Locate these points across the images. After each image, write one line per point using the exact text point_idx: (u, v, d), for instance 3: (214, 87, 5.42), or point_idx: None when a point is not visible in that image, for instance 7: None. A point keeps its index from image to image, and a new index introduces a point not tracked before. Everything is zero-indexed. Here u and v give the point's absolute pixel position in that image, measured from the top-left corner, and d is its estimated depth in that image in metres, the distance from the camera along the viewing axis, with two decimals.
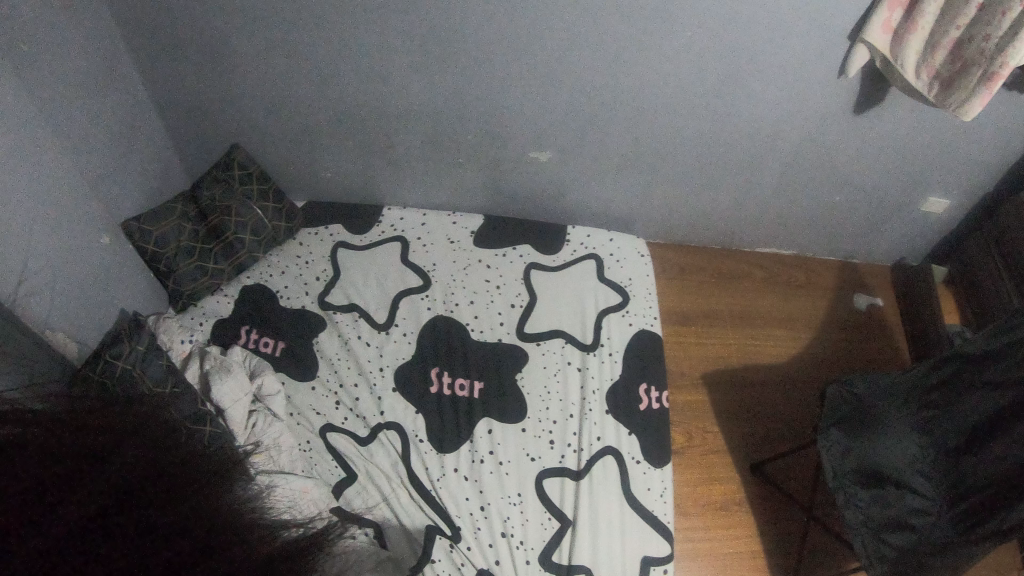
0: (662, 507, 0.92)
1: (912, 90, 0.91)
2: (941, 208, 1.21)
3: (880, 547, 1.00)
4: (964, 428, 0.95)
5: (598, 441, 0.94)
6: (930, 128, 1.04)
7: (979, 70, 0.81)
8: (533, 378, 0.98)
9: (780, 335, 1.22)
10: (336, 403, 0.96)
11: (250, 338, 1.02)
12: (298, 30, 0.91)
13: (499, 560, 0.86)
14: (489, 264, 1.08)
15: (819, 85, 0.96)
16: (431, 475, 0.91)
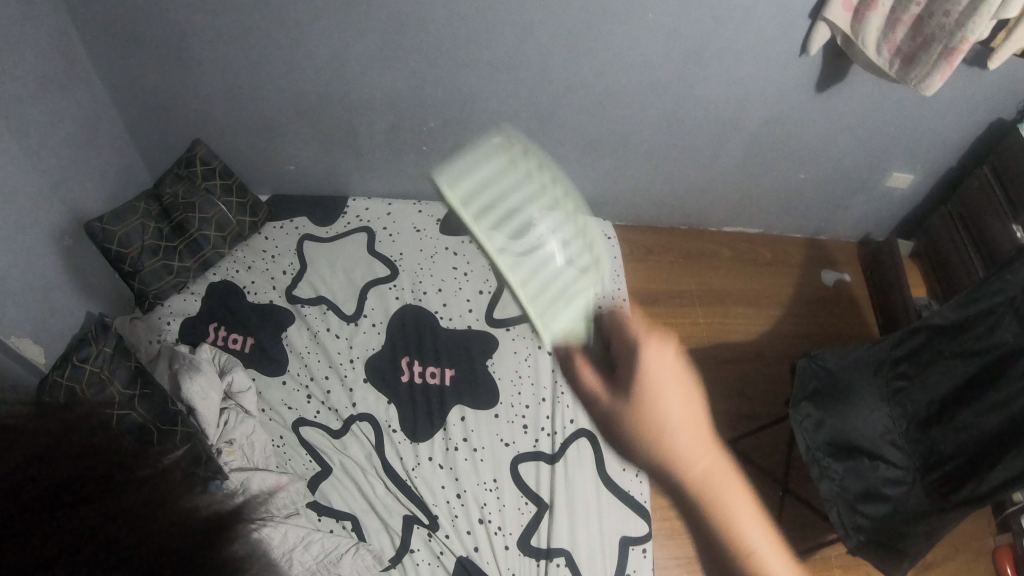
0: (638, 486, 0.92)
1: (875, 68, 0.95)
2: (906, 182, 1.24)
3: (856, 518, 1.03)
4: (933, 398, 1.00)
5: (571, 424, 0.94)
6: (891, 104, 1.06)
7: (940, 45, 0.85)
8: (504, 363, 0.98)
9: (748, 313, 1.24)
10: (307, 397, 0.95)
11: (218, 335, 1.00)
12: (254, 19, 0.89)
13: (478, 546, 0.86)
14: (456, 252, 1.07)
15: (782, 63, 0.97)
16: (406, 465, 0.90)
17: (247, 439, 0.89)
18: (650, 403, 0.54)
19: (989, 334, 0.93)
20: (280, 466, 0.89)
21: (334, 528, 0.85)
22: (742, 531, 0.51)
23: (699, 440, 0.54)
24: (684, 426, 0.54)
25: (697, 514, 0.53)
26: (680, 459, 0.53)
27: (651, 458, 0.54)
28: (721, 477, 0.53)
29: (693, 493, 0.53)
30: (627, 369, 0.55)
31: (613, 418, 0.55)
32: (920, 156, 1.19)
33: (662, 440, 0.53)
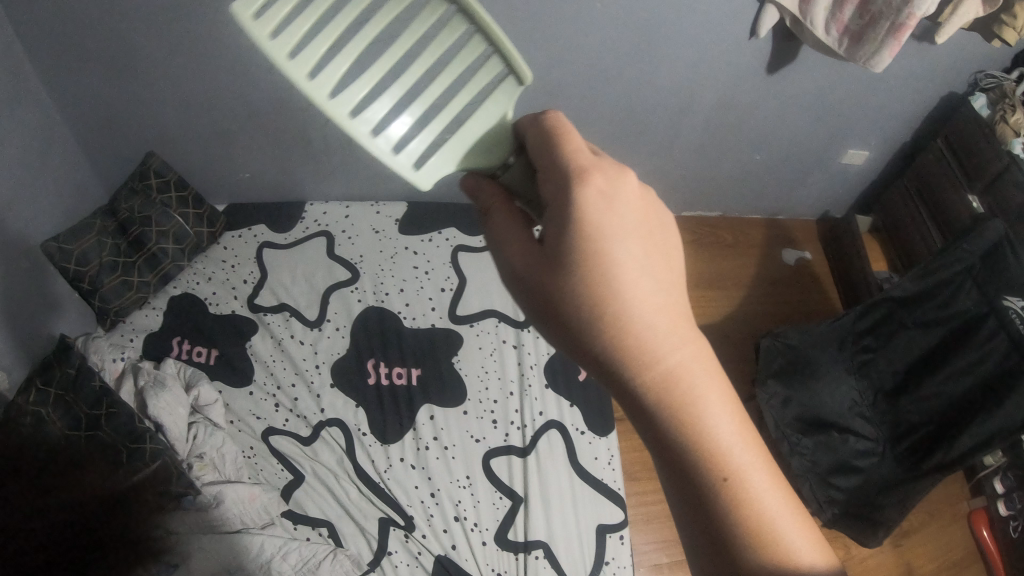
0: (611, 474, 0.92)
1: (824, 48, 0.95)
2: (862, 159, 1.26)
3: (829, 491, 1.05)
4: (897, 367, 1.04)
5: (540, 416, 0.94)
6: (842, 83, 1.07)
7: (888, 22, 0.87)
8: (469, 359, 0.97)
9: (712, 296, 1.26)
10: (275, 405, 0.94)
11: (182, 349, 0.99)
12: (195, 27, 0.87)
13: (456, 544, 0.86)
14: (416, 251, 1.07)
15: (734, 45, 0.97)
16: (378, 467, 0.89)
17: (218, 452, 0.87)
18: (600, 262, 0.45)
19: (948, 305, 0.97)
20: (252, 478, 0.88)
21: (310, 536, 0.84)
22: (703, 420, 0.44)
23: (658, 308, 0.46)
24: (639, 291, 0.45)
25: (645, 394, 0.46)
26: (633, 333, 0.45)
27: (597, 330, 0.46)
28: (680, 355, 0.45)
29: (644, 372, 0.45)
30: (567, 221, 0.45)
31: (550, 282, 0.47)
32: (874, 132, 1.21)
33: (609, 308, 0.45)
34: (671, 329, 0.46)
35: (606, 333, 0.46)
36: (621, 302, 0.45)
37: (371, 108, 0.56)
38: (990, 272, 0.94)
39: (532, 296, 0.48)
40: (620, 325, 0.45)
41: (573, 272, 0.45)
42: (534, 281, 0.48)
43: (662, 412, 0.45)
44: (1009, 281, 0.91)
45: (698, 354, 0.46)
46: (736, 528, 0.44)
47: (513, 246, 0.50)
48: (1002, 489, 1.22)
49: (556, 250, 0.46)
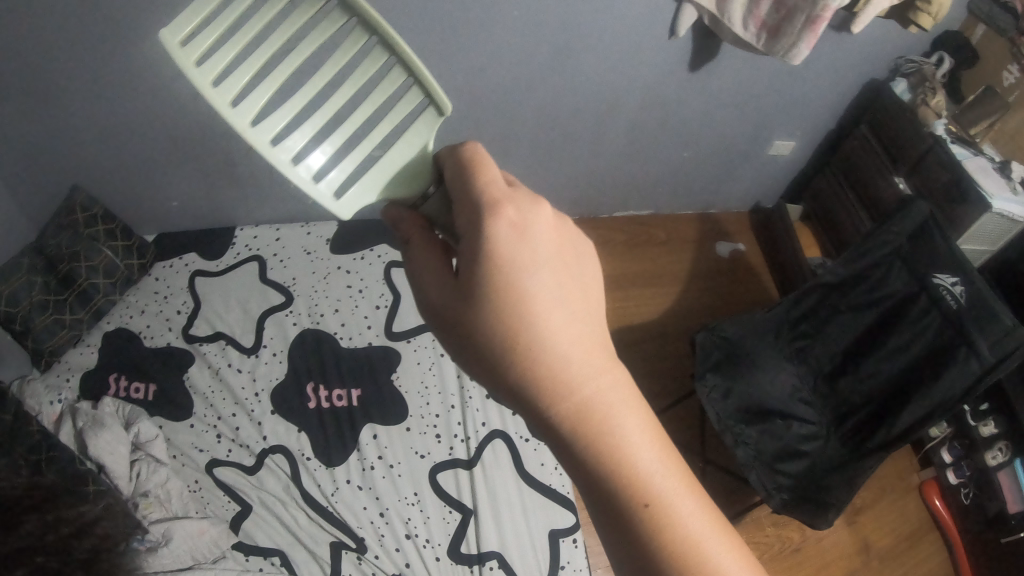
0: (559, 478, 0.93)
1: (746, 44, 0.98)
2: (788, 149, 1.30)
3: (778, 477, 1.04)
4: (834, 350, 1.08)
5: (484, 427, 0.94)
6: (761, 76, 1.11)
7: (803, 15, 0.89)
8: (409, 375, 0.97)
9: (652, 293, 1.28)
10: (216, 437, 0.92)
11: (120, 386, 0.96)
12: (105, 58, 0.85)
13: (409, 562, 0.85)
14: (349, 270, 1.06)
15: (654, 44, 0.99)
16: (325, 491, 0.88)
17: (163, 488, 0.85)
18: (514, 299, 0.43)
19: (879, 286, 1.03)
20: (199, 512, 0.86)
21: (262, 566, 0.83)
22: (625, 451, 0.45)
23: (576, 340, 0.45)
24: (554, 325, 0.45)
25: (568, 429, 0.45)
26: (552, 369, 0.44)
27: (517, 366, 0.44)
28: (601, 386, 0.45)
29: (567, 407, 0.45)
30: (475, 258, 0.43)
31: (466, 319, 0.45)
32: (799, 122, 1.24)
33: (527, 343, 0.44)
34: (591, 361, 0.45)
35: (526, 369, 0.44)
36: (539, 337, 0.44)
37: (284, 137, 0.52)
38: (915, 250, 0.98)
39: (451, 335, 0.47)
40: (540, 362, 0.44)
41: (488, 309, 0.44)
42: (451, 319, 0.46)
43: (586, 446, 0.45)
44: (935, 256, 0.95)
45: (619, 383, 0.46)
46: (657, 556, 0.45)
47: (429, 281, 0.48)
48: (950, 458, 1.27)
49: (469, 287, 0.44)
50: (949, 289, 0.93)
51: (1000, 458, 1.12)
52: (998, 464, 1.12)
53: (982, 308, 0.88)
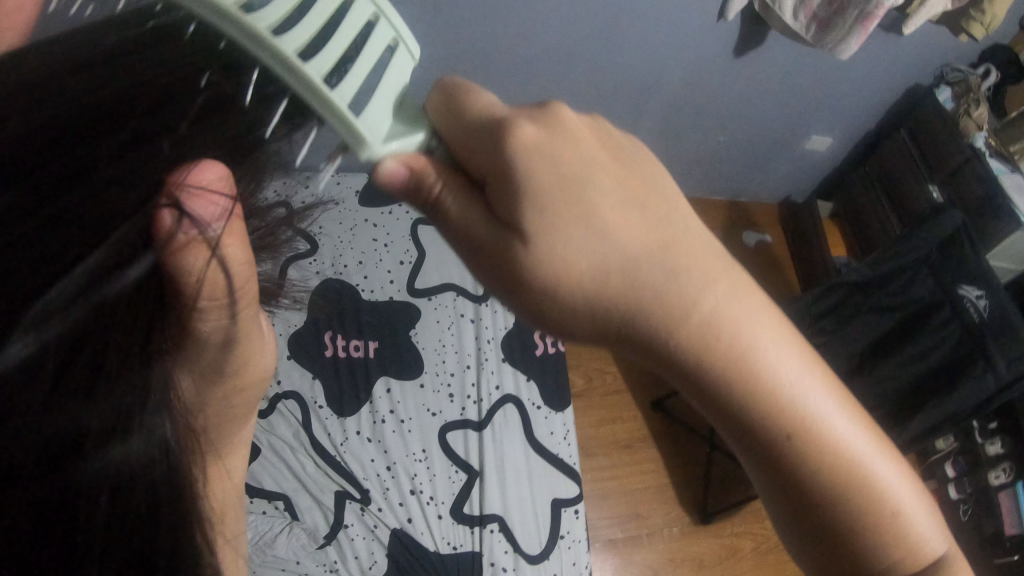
0: (566, 449, 0.96)
1: (792, 34, 0.98)
2: (824, 145, 1.30)
3: None
4: (852, 351, 1.11)
5: (497, 390, 0.96)
6: (807, 69, 1.09)
7: (856, 11, 0.91)
8: (427, 332, 0.98)
9: None
10: (290, 431, 0.89)
11: (338, 344, 0.94)
12: None
13: (411, 517, 0.88)
14: (376, 223, 1.03)
15: (701, 28, 0.98)
16: (334, 440, 0.89)
17: (275, 481, 0.86)
18: (660, 203, 0.34)
19: (904, 290, 1.08)
20: (281, 483, 0.86)
21: (267, 510, 0.83)
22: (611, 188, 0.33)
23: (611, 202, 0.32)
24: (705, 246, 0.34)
25: (802, 464, 0.35)
26: (786, 387, 0.34)
27: (634, 298, 0.32)
28: (919, 512, 0.37)
29: (817, 455, 0.35)
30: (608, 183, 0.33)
31: (530, 188, 0.31)
32: (838, 120, 1.24)
33: (705, 268, 0.33)
34: (835, 396, 0.36)
35: (602, 263, 0.32)
36: (630, 237, 0.32)
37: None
38: (944, 261, 1.05)
39: (506, 257, 0.32)
40: (784, 372, 0.34)
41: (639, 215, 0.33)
42: (529, 190, 0.31)
43: (902, 547, 0.36)
44: (965, 268, 1.02)
45: (925, 506, 0.38)
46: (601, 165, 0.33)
47: (552, 158, 0.31)
48: (954, 473, 1.28)
49: (553, 166, 0.31)
50: (973, 300, 0.99)
51: (1003, 478, 1.15)
52: (1001, 484, 1.15)
53: (1002, 319, 0.94)
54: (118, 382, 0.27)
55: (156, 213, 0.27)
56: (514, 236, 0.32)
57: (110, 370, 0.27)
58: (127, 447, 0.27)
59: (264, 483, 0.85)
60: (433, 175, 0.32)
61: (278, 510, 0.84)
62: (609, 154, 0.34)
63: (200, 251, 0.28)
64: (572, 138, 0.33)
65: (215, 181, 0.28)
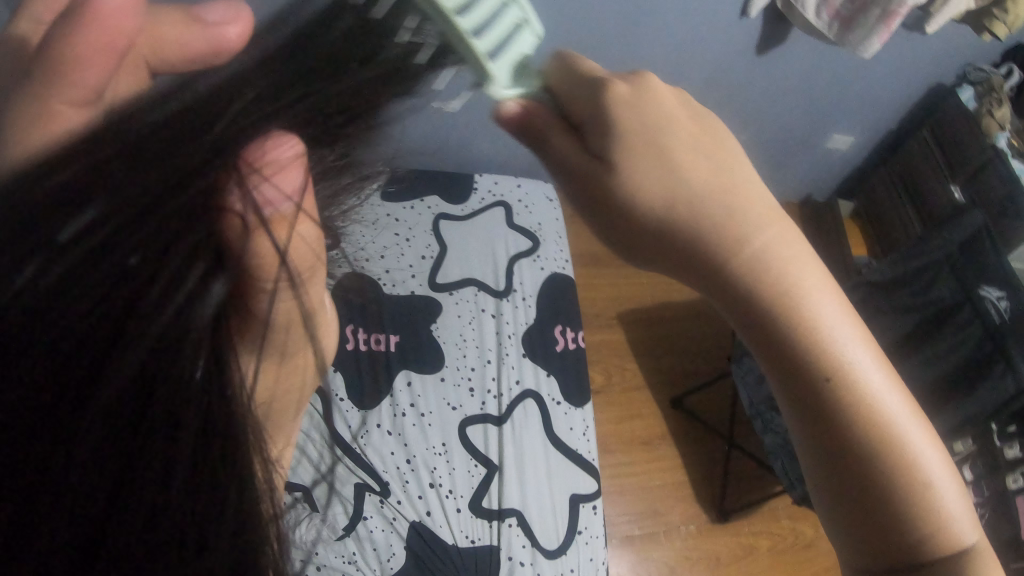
0: (585, 444, 0.96)
1: (813, 32, 0.98)
2: (845, 144, 1.30)
3: (800, 469, 0.92)
4: None
5: (517, 385, 0.96)
6: (829, 68, 1.09)
7: (878, 9, 0.91)
8: (448, 327, 0.99)
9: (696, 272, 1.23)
10: (311, 424, 0.89)
11: (360, 338, 0.95)
12: None
13: (430, 510, 0.88)
14: (397, 217, 1.03)
15: (723, 24, 0.97)
16: (355, 433, 0.90)
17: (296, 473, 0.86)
18: (732, 156, 0.38)
19: (927, 290, 1.08)
20: (302, 476, 0.86)
21: (286, 501, 0.84)
22: (694, 142, 0.37)
23: (693, 151, 0.36)
24: (767, 208, 0.37)
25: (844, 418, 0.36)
26: (829, 325, 0.36)
27: (694, 225, 0.36)
28: (952, 492, 0.37)
29: (854, 402, 0.36)
30: (691, 137, 0.37)
31: (621, 128, 0.36)
32: (859, 120, 1.24)
33: (765, 222, 0.36)
34: (882, 364, 0.37)
35: (673, 195, 0.36)
36: (703, 179, 0.36)
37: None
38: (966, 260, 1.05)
39: (588, 180, 0.37)
40: (836, 322, 0.36)
41: (710, 165, 0.36)
42: (616, 127, 0.36)
43: (931, 521, 0.36)
44: (985, 271, 1.01)
45: (955, 489, 0.38)
46: (690, 126, 0.37)
47: (639, 106, 0.36)
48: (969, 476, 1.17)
49: (638, 111, 0.36)
50: (994, 302, 0.98)
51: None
52: (1018, 489, 1.05)
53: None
54: (177, 335, 0.25)
55: (227, 177, 0.28)
56: (600, 165, 0.36)
57: (154, 331, 0.25)
58: (182, 411, 0.26)
59: (286, 474, 0.85)
60: (540, 116, 0.38)
61: (298, 501, 0.85)
62: (697, 120, 0.38)
63: (261, 217, 0.29)
64: (667, 98, 0.37)
65: (289, 154, 0.30)
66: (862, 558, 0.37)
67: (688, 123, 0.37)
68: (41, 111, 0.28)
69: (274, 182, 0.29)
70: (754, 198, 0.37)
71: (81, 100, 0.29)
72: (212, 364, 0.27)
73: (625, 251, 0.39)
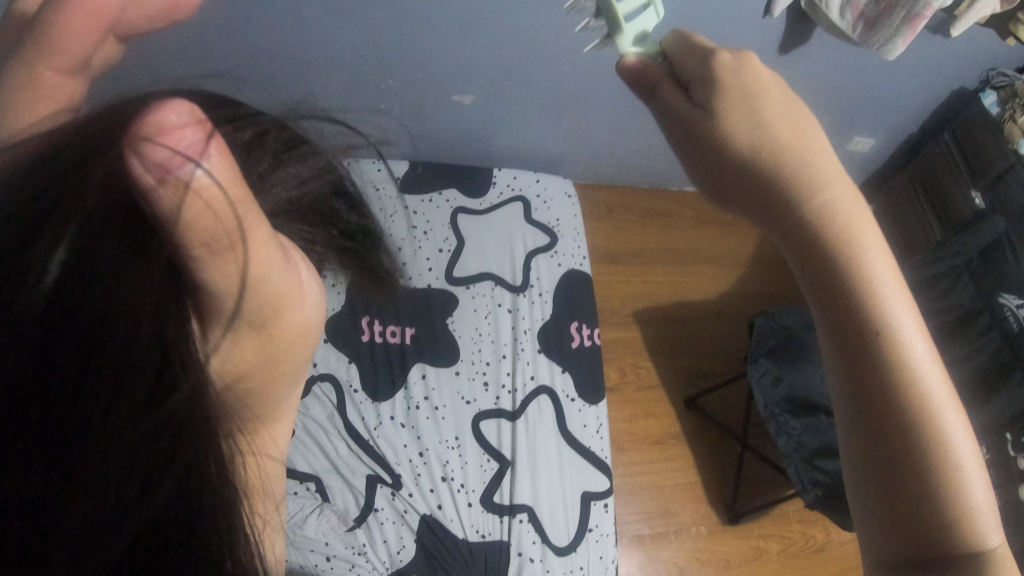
0: (598, 442, 0.96)
1: (836, 33, 0.97)
2: (866, 147, 1.29)
3: (814, 473, 0.92)
4: None
5: (532, 380, 0.96)
6: (852, 69, 1.08)
7: (903, 11, 0.90)
8: (464, 321, 0.99)
9: (713, 271, 1.22)
10: (325, 414, 0.89)
11: (375, 330, 0.95)
12: None
13: (441, 504, 0.88)
14: (415, 210, 1.04)
15: (746, 24, 0.97)
16: (368, 424, 0.90)
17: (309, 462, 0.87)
18: None
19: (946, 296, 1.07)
20: (314, 466, 0.87)
21: (298, 490, 0.84)
22: (789, 107, 0.38)
23: (788, 111, 0.38)
24: (843, 181, 0.38)
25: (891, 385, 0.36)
26: (893, 291, 0.37)
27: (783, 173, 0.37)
28: (981, 488, 0.36)
29: (904, 371, 0.36)
30: (789, 103, 0.38)
31: (723, 82, 0.38)
32: (880, 122, 1.23)
33: (840, 193, 0.38)
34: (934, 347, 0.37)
35: (761, 146, 0.37)
36: (793, 139, 0.37)
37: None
38: (986, 268, 1.04)
39: (688, 123, 0.39)
40: (898, 292, 0.37)
41: (802, 130, 0.38)
42: (721, 82, 0.38)
43: (959, 508, 0.35)
44: (1006, 277, 1.02)
45: (987, 487, 0.36)
46: (789, 94, 0.39)
47: (746, 68, 0.38)
48: None
49: (746, 71, 0.38)
50: (1014, 309, 0.98)
51: None
52: None
53: None
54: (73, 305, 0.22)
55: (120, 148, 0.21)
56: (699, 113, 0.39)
57: (117, 358, 0.23)
58: (86, 397, 0.23)
59: (299, 463, 0.86)
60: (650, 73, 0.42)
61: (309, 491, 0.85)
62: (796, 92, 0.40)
63: (167, 191, 0.20)
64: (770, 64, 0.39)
65: (181, 116, 0.21)
66: (881, 540, 0.37)
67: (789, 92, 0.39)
68: (35, 81, 0.32)
69: (173, 151, 0.20)
70: (835, 171, 0.38)
71: (64, 67, 0.33)
72: (138, 366, 0.23)
73: (708, 193, 0.41)
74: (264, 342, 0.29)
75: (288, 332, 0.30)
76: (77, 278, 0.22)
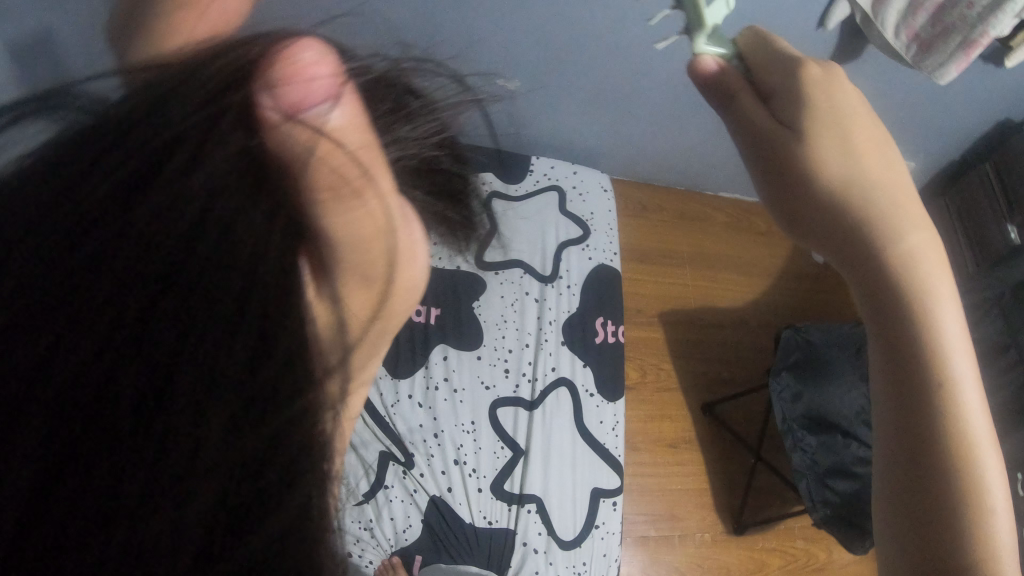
0: (613, 439, 0.96)
1: (888, 52, 0.95)
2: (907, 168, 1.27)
3: (824, 492, 0.91)
4: None
5: (552, 372, 0.96)
6: (902, 89, 1.06)
7: (959, 36, 0.88)
8: (490, 307, 0.98)
9: (742, 279, 1.21)
10: None
11: None
12: None
13: (451, 486, 0.89)
14: None
15: (800, 34, 0.95)
16: (386, 401, 0.90)
17: None
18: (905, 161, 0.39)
19: (975, 326, 1.06)
20: None
21: None
22: (871, 135, 0.38)
23: (870, 142, 0.37)
24: (917, 217, 0.37)
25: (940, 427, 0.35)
26: (954, 339, 0.36)
27: (855, 205, 0.37)
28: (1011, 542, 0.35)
29: (953, 419, 0.35)
30: (871, 131, 0.38)
31: (811, 104, 0.37)
32: (925, 145, 1.21)
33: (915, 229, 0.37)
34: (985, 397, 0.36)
35: (840, 173, 0.37)
36: (872, 169, 0.37)
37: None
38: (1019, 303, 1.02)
39: (771, 143, 0.38)
40: (959, 333, 0.36)
41: (881, 160, 0.37)
42: (811, 103, 0.37)
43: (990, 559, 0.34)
44: None
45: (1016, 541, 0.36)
46: (872, 121, 0.38)
47: (835, 91, 0.38)
48: None
49: (832, 95, 0.37)
50: None
51: None
52: None
53: None
54: (193, 239, 0.24)
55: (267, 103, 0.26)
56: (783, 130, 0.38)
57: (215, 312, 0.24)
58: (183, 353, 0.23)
59: None
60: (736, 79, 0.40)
61: None
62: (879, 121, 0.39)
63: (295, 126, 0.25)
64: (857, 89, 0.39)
65: (315, 57, 0.27)
66: None
67: (872, 118, 0.38)
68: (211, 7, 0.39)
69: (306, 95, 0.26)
70: (911, 206, 0.37)
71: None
72: (233, 319, 0.24)
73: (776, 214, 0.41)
74: (377, 294, 0.30)
75: (403, 293, 0.32)
76: (188, 233, 0.24)
